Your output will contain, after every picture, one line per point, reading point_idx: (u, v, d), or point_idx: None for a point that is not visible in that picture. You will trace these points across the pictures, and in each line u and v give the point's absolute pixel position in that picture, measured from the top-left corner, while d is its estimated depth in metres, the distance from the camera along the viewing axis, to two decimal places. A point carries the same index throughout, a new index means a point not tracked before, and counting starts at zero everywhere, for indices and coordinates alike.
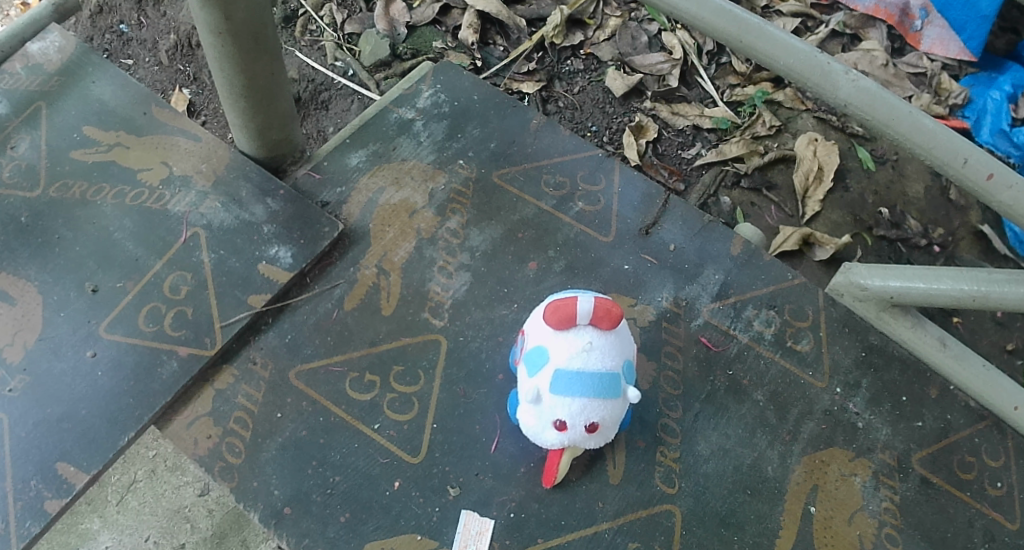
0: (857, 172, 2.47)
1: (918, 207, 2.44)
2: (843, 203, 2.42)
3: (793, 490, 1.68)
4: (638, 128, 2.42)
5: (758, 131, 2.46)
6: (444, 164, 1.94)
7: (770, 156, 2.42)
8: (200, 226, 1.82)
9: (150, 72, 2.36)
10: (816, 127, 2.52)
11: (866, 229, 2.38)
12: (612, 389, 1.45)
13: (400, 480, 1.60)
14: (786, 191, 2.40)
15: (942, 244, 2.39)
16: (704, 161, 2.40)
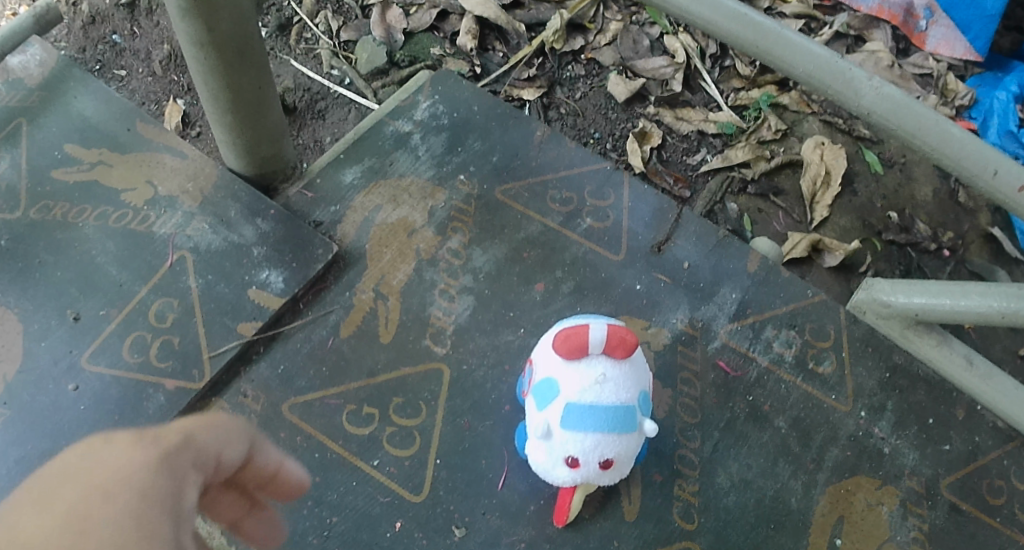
0: (866, 176, 2.37)
1: (932, 213, 2.35)
2: (851, 208, 2.32)
3: (818, 522, 1.58)
4: (642, 135, 2.32)
5: (764, 136, 2.37)
6: (444, 180, 1.84)
7: (777, 161, 2.32)
8: (187, 248, 1.73)
9: (143, 83, 2.26)
10: (823, 131, 2.43)
11: (876, 234, 2.28)
12: (628, 423, 1.35)
13: (402, 520, 1.49)
14: (794, 197, 2.30)
15: (952, 249, 2.31)
16: (710, 168, 2.30)
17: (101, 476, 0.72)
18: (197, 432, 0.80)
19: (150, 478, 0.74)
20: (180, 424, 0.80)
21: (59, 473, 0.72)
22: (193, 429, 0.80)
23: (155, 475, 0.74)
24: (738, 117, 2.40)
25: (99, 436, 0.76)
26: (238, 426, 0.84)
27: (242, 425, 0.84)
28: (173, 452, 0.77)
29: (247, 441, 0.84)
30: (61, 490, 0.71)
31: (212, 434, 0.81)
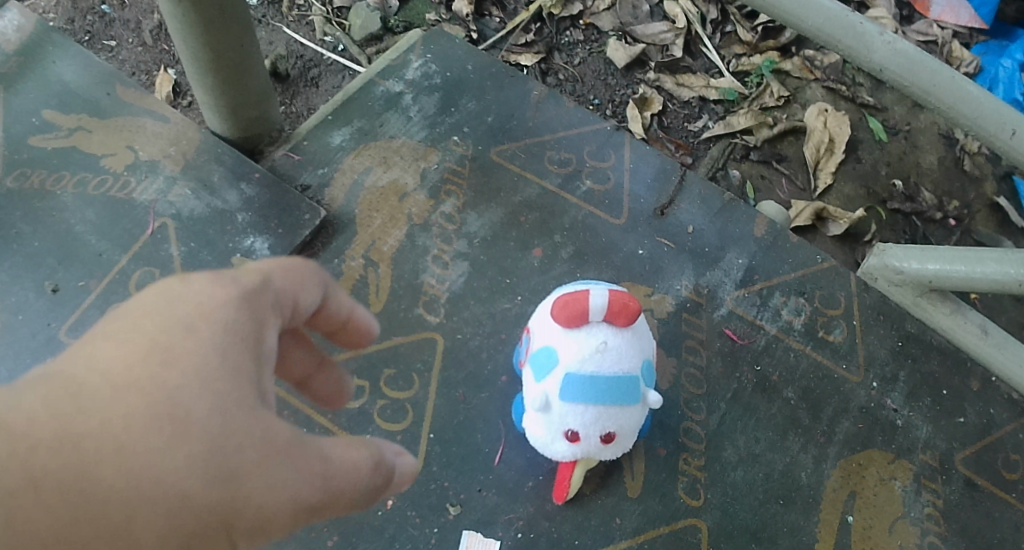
0: (868, 144, 2.29)
1: (942, 179, 2.28)
2: (854, 176, 2.23)
3: (829, 498, 1.52)
4: (642, 101, 2.23)
5: (767, 101, 2.28)
6: (437, 140, 1.76)
7: (781, 127, 2.23)
8: (169, 216, 1.66)
9: (133, 53, 2.16)
10: (827, 98, 2.34)
11: (880, 202, 2.20)
12: (630, 393, 1.27)
13: (394, 498, 1.40)
14: (797, 164, 2.22)
15: (958, 218, 2.23)
16: (711, 134, 2.21)
17: (186, 310, 0.78)
18: (275, 276, 0.84)
19: (236, 307, 0.80)
20: (257, 267, 0.84)
21: (145, 307, 0.78)
22: (269, 271, 0.84)
23: (238, 309, 0.80)
24: (739, 83, 2.31)
25: (177, 276, 0.80)
26: (310, 270, 0.88)
27: (311, 267, 0.88)
28: (255, 294, 0.82)
29: (320, 287, 0.89)
30: (146, 321, 0.77)
31: (288, 278, 0.85)
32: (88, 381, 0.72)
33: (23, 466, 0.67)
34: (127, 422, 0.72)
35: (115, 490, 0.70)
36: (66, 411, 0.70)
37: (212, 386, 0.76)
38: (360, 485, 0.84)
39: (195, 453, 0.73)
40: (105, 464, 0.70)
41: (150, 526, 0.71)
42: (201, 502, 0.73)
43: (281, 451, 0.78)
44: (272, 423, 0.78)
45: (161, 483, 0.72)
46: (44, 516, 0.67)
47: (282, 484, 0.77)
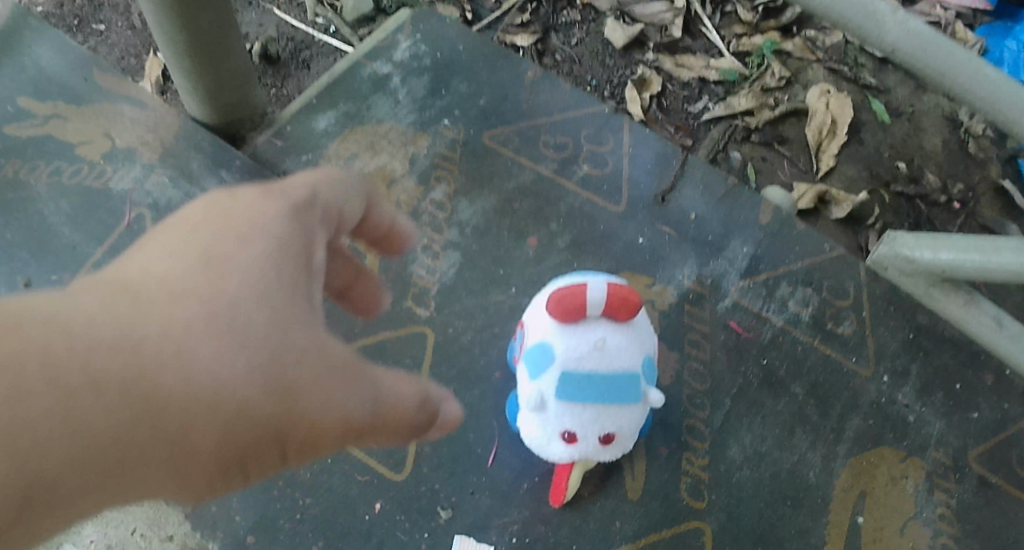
0: (872, 126, 2.19)
1: (949, 160, 2.18)
2: (858, 158, 2.14)
3: (839, 499, 1.45)
4: (640, 82, 2.15)
5: (768, 83, 2.19)
6: (426, 125, 1.68)
7: (782, 109, 2.16)
8: (145, 206, 1.62)
9: (123, 37, 2.06)
10: (829, 79, 2.24)
11: (884, 185, 2.10)
12: (631, 392, 1.20)
13: (382, 502, 1.34)
14: (799, 146, 2.13)
15: (963, 201, 2.13)
16: (712, 116, 2.14)
17: (242, 226, 0.85)
18: (322, 190, 0.92)
19: (291, 221, 0.88)
20: (305, 181, 0.92)
21: (203, 221, 0.85)
22: (315, 186, 0.92)
23: (291, 224, 0.87)
24: (740, 63, 2.23)
25: (233, 192, 0.88)
26: (354, 181, 0.96)
27: (353, 179, 0.96)
28: (305, 210, 0.89)
29: (364, 196, 0.97)
30: (204, 234, 0.84)
31: (335, 190, 0.93)
32: (146, 288, 0.78)
33: (80, 362, 0.72)
34: (186, 329, 0.77)
35: (177, 392, 0.75)
36: (122, 319, 0.75)
37: (267, 300, 0.82)
38: (407, 412, 0.88)
39: (255, 362, 0.79)
40: (162, 370, 0.75)
41: (207, 429, 0.77)
42: (254, 409, 0.79)
43: (332, 371, 0.83)
44: (325, 342, 0.84)
45: (219, 393, 0.77)
46: (102, 411, 0.72)
47: (332, 402, 0.83)
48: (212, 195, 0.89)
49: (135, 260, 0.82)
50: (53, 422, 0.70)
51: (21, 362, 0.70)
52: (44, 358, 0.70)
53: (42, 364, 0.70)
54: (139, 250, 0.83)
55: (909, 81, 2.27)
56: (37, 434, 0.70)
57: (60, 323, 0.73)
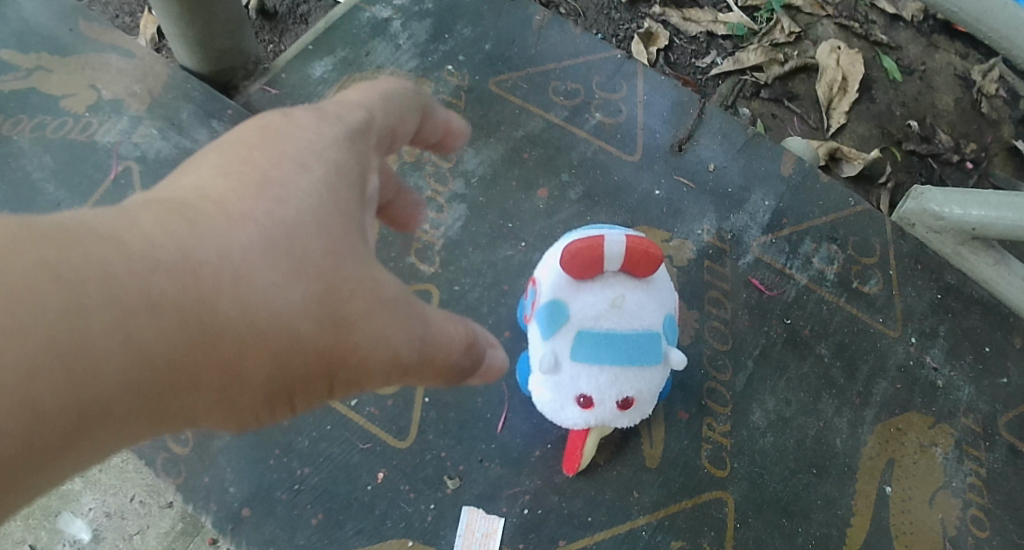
0: (882, 84, 2.08)
1: (960, 120, 2.07)
2: (869, 115, 2.04)
3: (866, 467, 1.38)
4: (646, 36, 2.03)
5: (778, 38, 2.07)
6: (429, 70, 1.59)
7: (792, 65, 2.03)
8: (133, 159, 1.53)
9: None
10: (839, 35, 2.11)
11: (896, 143, 2.01)
12: (650, 355, 1.11)
13: (384, 471, 1.27)
14: (809, 102, 2.03)
15: (976, 161, 2.02)
16: (721, 70, 2.02)
17: (297, 148, 0.80)
18: (377, 111, 0.87)
19: (343, 144, 0.82)
20: (360, 101, 0.87)
21: (252, 142, 0.80)
22: (371, 107, 0.87)
23: (344, 148, 0.82)
24: (748, 17, 2.10)
25: (282, 113, 0.83)
26: (409, 96, 0.91)
27: (407, 93, 0.91)
28: (357, 134, 0.84)
29: (419, 111, 0.93)
30: (257, 156, 0.78)
31: (391, 109, 0.89)
32: (199, 210, 0.73)
33: (138, 284, 0.66)
34: (242, 254, 0.72)
35: (234, 320, 0.70)
36: (179, 240, 0.69)
37: (321, 228, 0.77)
38: (452, 354, 0.85)
39: (310, 294, 0.75)
40: (220, 297, 0.70)
41: (259, 360, 0.73)
42: (307, 342, 0.75)
43: (385, 305, 0.79)
44: (377, 275, 0.79)
45: (272, 324, 0.73)
46: (161, 338, 0.67)
47: (383, 338, 0.78)
48: (258, 115, 0.83)
49: (182, 179, 0.76)
50: (112, 346, 0.65)
51: (77, 281, 0.64)
52: (103, 276, 0.65)
53: (100, 284, 0.65)
54: (184, 171, 0.77)
55: (921, 38, 2.15)
56: (96, 358, 0.64)
57: (117, 243, 0.67)
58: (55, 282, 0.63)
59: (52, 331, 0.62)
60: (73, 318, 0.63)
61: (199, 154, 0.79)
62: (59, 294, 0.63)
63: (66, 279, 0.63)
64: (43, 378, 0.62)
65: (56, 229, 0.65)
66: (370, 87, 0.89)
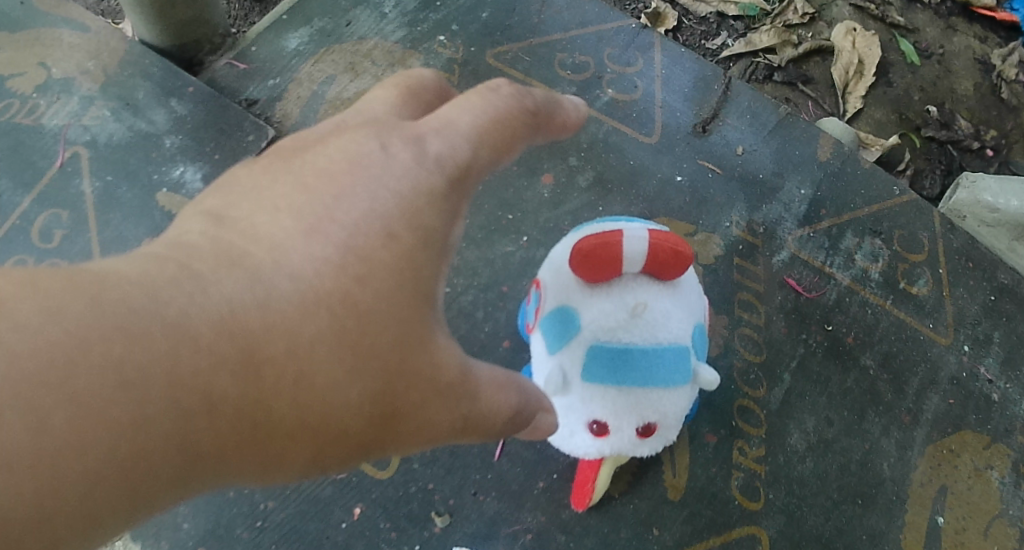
0: (900, 68, 1.87)
1: (981, 106, 1.86)
2: (886, 99, 1.83)
3: (916, 496, 1.20)
4: (654, 17, 1.78)
5: (791, 19, 1.84)
6: (418, 42, 1.41)
7: (807, 46, 1.82)
8: (83, 143, 1.32)
9: None
10: (854, 16, 1.89)
11: (914, 129, 1.81)
12: (677, 371, 0.93)
13: (362, 505, 1.09)
14: (824, 86, 1.81)
15: (996, 148, 1.81)
16: (732, 53, 1.79)
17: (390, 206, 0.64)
18: (482, 147, 0.67)
19: (437, 201, 0.65)
20: (464, 129, 0.67)
21: (339, 185, 0.63)
22: (476, 142, 0.67)
23: (435, 208, 0.65)
24: None
25: (377, 145, 0.65)
26: (523, 119, 0.69)
27: (522, 120, 0.69)
28: (451, 186, 0.66)
29: (533, 121, 0.70)
30: (341, 208, 0.62)
31: (497, 133, 0.68)
32: (274, 281, 0.59)
33: (200, 382, 0.55)
34: (312, 345, 0.59)
35: (292, 419, 0.59)
36: (249, 327, 0.57)
37: (397, 308, 0.63)
38: (499, 430, 0.72)
39: (371, 384, 0.63)
40: (282, 394, 0.58)
41: (305, 455, 0.61)
42: (356, 437, 0.63)
43: (443, 394, 0.67)
44: (444, 358, 0.66)
45: (327, 417, 0.61)
46: (218, 442, 0.56)
47: (433, 428, 0.67)
48: (350, 138, 0.66)
49: (259, 220, 0.61)
50: (166, 459, 0.54)
51: (137, 380, 0.52)
52: (167, 377, 0.53)
53: (160, 384, 0.53)
54: (262, 204, 0.62)
55: (939, 20, 1.94)
56: (146, 471, 0.53)
57: (181, 328, 0.54)
58: (113, 385, 0.51)
59: (101, 444, 0.51)
60: (125, 428, 0.52)
61: (274, 177, 0.63)
62: (112, 399, 0.51)
63: (125, 379, 0.52)
64: (88, 500, 0.51)
65: (116, 308, 0.53)
66: (479, 111, 0.67)
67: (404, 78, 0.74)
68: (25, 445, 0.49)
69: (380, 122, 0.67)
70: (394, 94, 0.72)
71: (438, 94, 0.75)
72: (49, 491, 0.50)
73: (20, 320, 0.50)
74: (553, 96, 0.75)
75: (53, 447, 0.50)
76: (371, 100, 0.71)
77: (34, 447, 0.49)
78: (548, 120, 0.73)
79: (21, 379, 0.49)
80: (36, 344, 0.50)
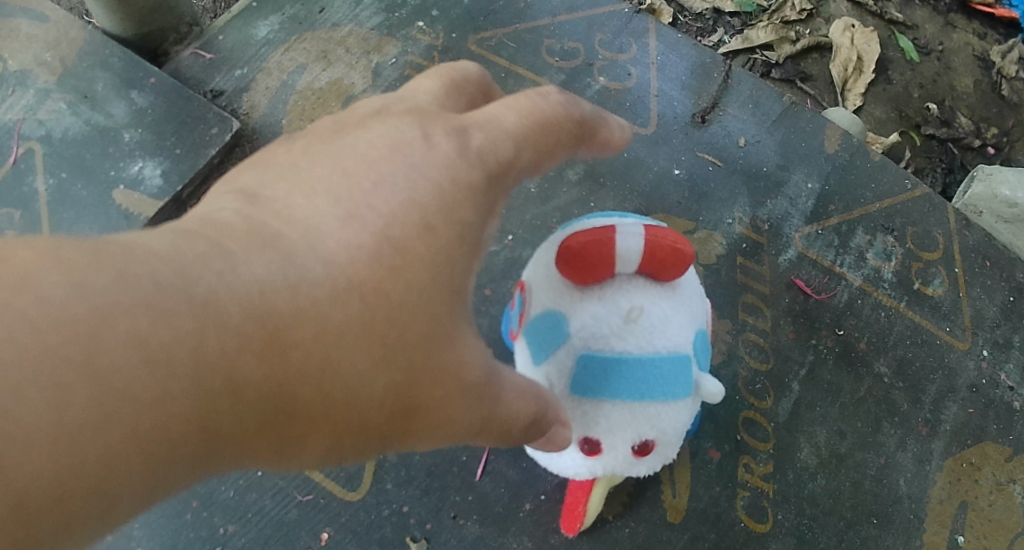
0: (900, 64, 1.78)
1: (981, 104, 1.77)
2: (885, 97, 1.74)
3: (934, 513, 1.10)
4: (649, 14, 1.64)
5: (789, 15, 1.74)
6: (396, 27, 1.32)
7: (804, 44, 1.72)
8: (37, 139, 1.20)
9: None
10: (852, 14, 1.79)
11: (914, 127, 1.72)
12: (677, 384, 0.83)
13: (330, 530, 1.00)
14: (823, 83, 1.72)
15: (997, 147, 1.73)
16: (728, 50, 1.69)
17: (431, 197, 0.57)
18: (528, 150, 0.62)
19: (476, 196, 0.59)
20: (513, 130, 0.62)
21: (377, 171, 0.56)
22: (522, 142, 0.62)
23: (474, 204, 0.59)
24: None
25: (419, 133, 0.58)
26: (568, 131, 0.66)
27: (568, 130, 0.65)
28: (492, 184, 0.60)
29: (575, 137, 0.67)
30: (380, 197, 0.55)
31: (542, 142, 0.63)
32: (308, 265, 0.51)
33: (225, 365, 0.48)
34: (342, 333, 0.52)
35: (314, 408, 0.52)
36: (278, 308, 0.50)
37: (429, 301, 0.56)
38: (514, 435, 0.66)
39: (397, 376, 0.55)
40: (308, 382, 0.51)
41: (323, 443, 0.54)
42: (378, 431, 0.56)
43: (468, 392, 0.60)
44: (471, 357, 0.60)
45: (347, 407, 0.54)
46: (239, 427, 0.49)
47: (455, 426, 0.60)
48: (393, 122, 0.59)
49: (294, 203, 0.53)
50: (188, 445, 0.47)
51: (163, 359, 0.45)
52: (192, 358, 0.46)
53: (186, 365, 0.46)
54: (299, 183, 0.54)
55: (937, 17, 1.83)
56: (168, 456, 0.47)
57: (210, 308, 0.47)
58: (140, 363, 0.45)
59: (124, 425, 0.44)
60: (147, 410, 0.45)
61: (313, 158, 0.56)
62: (138, 379, 0.45)
63: (151, 357, 0.45)
64: (105, 487, 0.44)
65: (142, 282, 0.46)
66: (528, 116, 0.63)
67: (448, 70, 0.67)
68: (42, 427, 0.42)
69: (425, 111, 0.61)
70: (439, 84, 0.65)
71: (483, 88, 0.69)
72: (63, 478, 0.43)
73: (38, 288, 0.43)
74: (599, 111, 0.71)
75: (76, 426, 0.43)
76: (415, 87, 0.64)
77: (51, 430, 0.42)
78: (592, 135, 0.69)
79: (44, 356, 0.42)
80: (56, 317, 0.43)
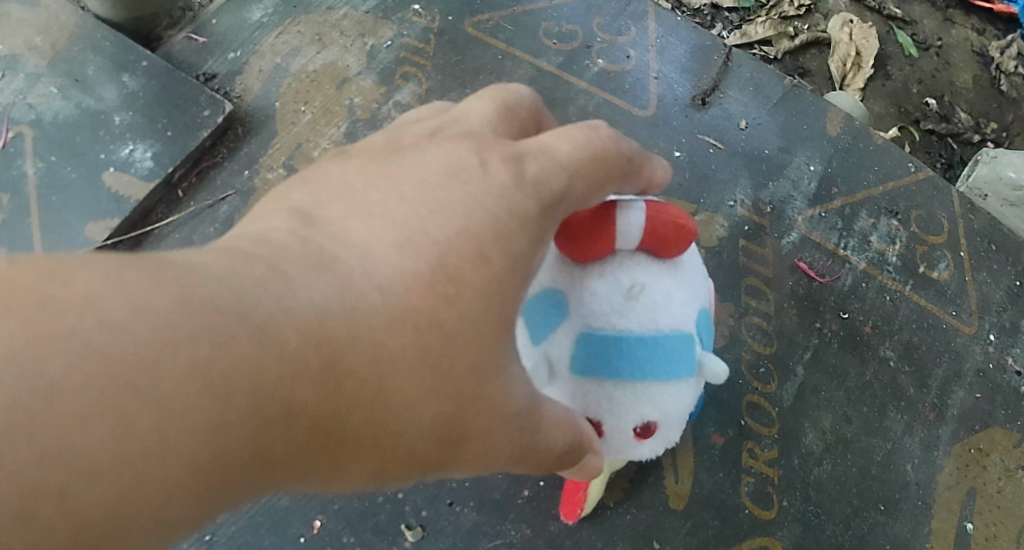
0: (898, 59, 1.75)
1: (980, 98, 1.74)
2: (883, 92, 1.72)
3: (943, 498, 1.08)
4: None
5: (787, 11, 1.72)
6: (392, 10, 1.30)
7: (803, 39, 1.69)
8: (27, 123, 1.17)
9: None
10: (851, 7, 1.77)
11: (913, 122, 1.70)
12: (679, 362, 0.81)
13: (324, 519, 0.97)
14: (821, 77, 1.69)
15: (997, 142, 1.69)
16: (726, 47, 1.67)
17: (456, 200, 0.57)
18: (580, 180, 0.63)
19: (530, 228, 0.59)
20: (567, 159, 0.62)
21: (435, 200, 0.56)
22: (573, 172, 0.62)
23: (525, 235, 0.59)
24: None
25: (476, 160, 0.59)
26: (615, 164, 0.66)
27: (615, 163, 0.66)
28: (543, 216, 0.60)
29: (623, 169, 0.67)
30: (436, 223, 0.55)
31: (591, 173, 0.64)
32: (365, 289, 0.52)
33: (282, 393, 0.48)
34: (393, 362, 0.53)
35: (363, 434, 0.52)
36: (332, 334, 0.50)
37: (479, 332, 0.57)
38: (549, 461, 0.67)
39: (445, 406, 0.56)
40: (358, 411, 0.52)
41: (368, 468, 0.54)
42: (423, 458, 0.56)
43: (509, 421, 0.60)
44: (516, 388, 0.60)
45: (394, 433, 0.54)
46: (291, 453, 0.49)
47: (493, 451, 0.61)
48: (451, 148, 0.60)
49: (351, 226, 0.54)
50: (243, 472, 0.47)
51: (223, 388, 0.46)
52: (252, 388, 0.46)
53: (245, 394, 0.46)
54: (357, 208, 0.55)
55: (936, 12, 1.82)
56: (224, 484, 0.47)
57: (270, 336, 0.47)
58: (202, 391, 0.45)
59: (183, 453, 0.45)
60: (205, 438, 0.45)
61: (369, 183, 0.56)
62: (198, 407, 0.45)
63: (212, 386, 0.45)
64: (160, 512, 0.44)
65: (202, 307, 0.46)
66: (579, 146, 0.63)
67: (502, 93, 0.68)
68: (103, 452, 0.42)
69: (478, 137, 0.62)
70: (493, 108, 0.66)
71: (534, 114, 0.70)
72: (122, 504, 0.43)
73: (96, 310, 0.43)
74: (645, 151, 0.73)
75: (138, 453, 0.43)
76: (468, 109, 0.66)
77: (112, 457, 0.43)
78: (637, 170, 0.70)
79: (107, 383, 0.42)
80: (119, 343, 0.43)
